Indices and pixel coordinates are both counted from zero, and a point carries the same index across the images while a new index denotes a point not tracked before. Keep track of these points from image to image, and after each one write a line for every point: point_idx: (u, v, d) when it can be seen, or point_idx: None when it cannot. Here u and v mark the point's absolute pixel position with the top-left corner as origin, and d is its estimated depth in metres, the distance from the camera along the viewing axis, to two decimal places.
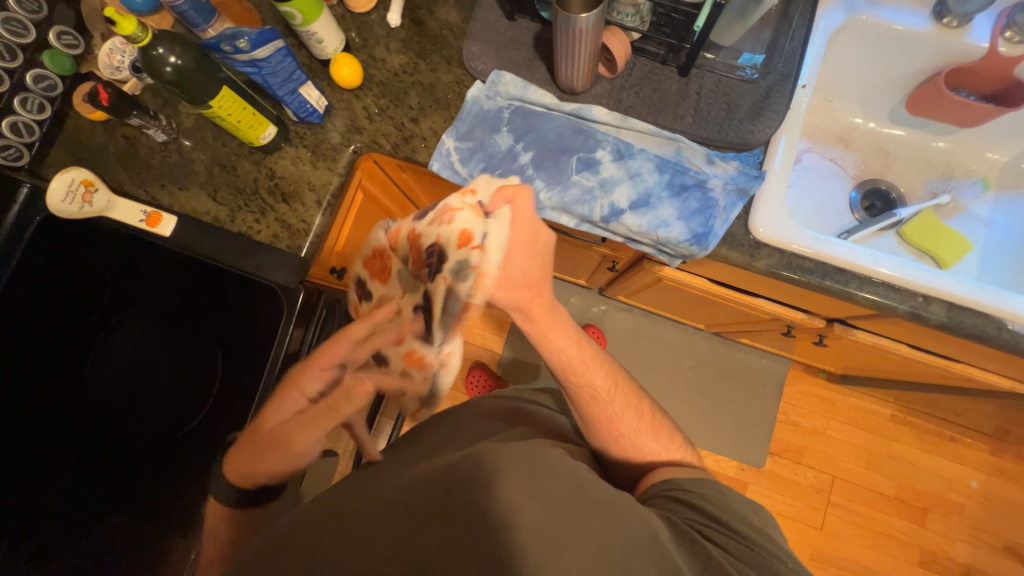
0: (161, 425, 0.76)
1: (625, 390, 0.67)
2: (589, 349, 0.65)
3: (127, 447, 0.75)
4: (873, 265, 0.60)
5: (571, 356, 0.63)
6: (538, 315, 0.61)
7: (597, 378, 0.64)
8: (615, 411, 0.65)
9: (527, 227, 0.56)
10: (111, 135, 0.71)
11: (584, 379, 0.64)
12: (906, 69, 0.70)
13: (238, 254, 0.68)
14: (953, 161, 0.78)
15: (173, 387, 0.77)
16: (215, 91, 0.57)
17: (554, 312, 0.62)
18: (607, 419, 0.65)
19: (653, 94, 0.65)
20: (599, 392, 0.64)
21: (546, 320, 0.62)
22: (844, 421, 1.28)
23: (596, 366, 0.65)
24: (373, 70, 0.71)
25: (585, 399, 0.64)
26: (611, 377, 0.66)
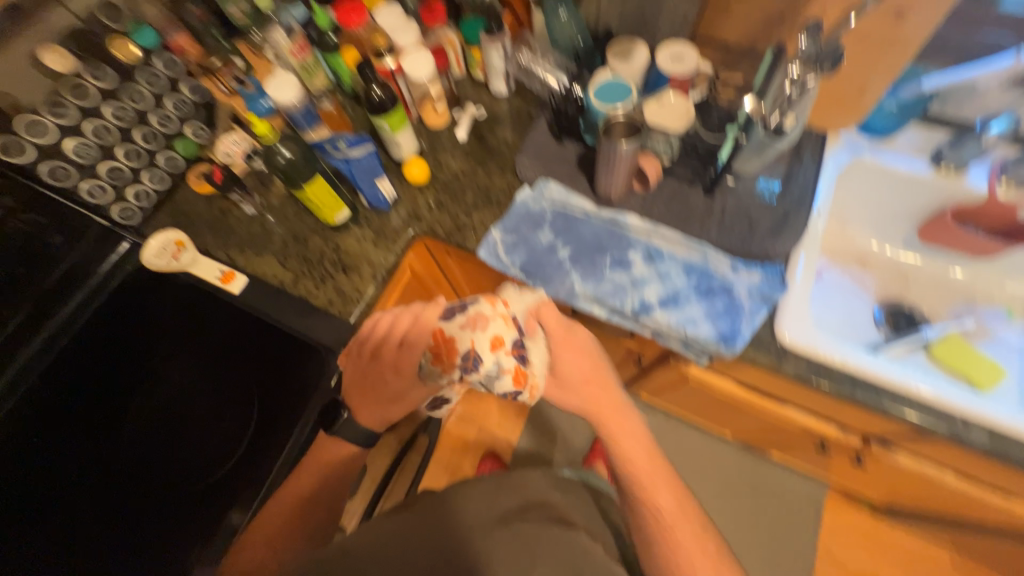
0: (180, 479, 0.74)
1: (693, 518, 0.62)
2: (661, 464, 0.63)
3: (136, 487, 0.75)
4: (904, 380, 0.60)
5: (639, 463, 0.61)
6: (606, 416, 0.62)
7: (661, 498, 0.61)
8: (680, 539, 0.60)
9: (563, 330, 0.62)
10: (209, 205, 0.84)
11: (652, 497, 0.61)
12: (915, 204, 0.78)
13: (293, 315, 0.74)
14: (974, 288, 0.81)
15: (198, 436, 0.77)
16: (310, 178, 0.69)
17: (621, 408, 0.63)
18: (671, 545, 0.60)
19: (682, 208, 0.73)
20: (665, 514, 0.61)
21: (613, 415, 0.62)
22: (896, 565, 1.14)
23: (666, 486, 0.62)
24: (438, 171, 0.83)
25: (647, 518, 0.61)
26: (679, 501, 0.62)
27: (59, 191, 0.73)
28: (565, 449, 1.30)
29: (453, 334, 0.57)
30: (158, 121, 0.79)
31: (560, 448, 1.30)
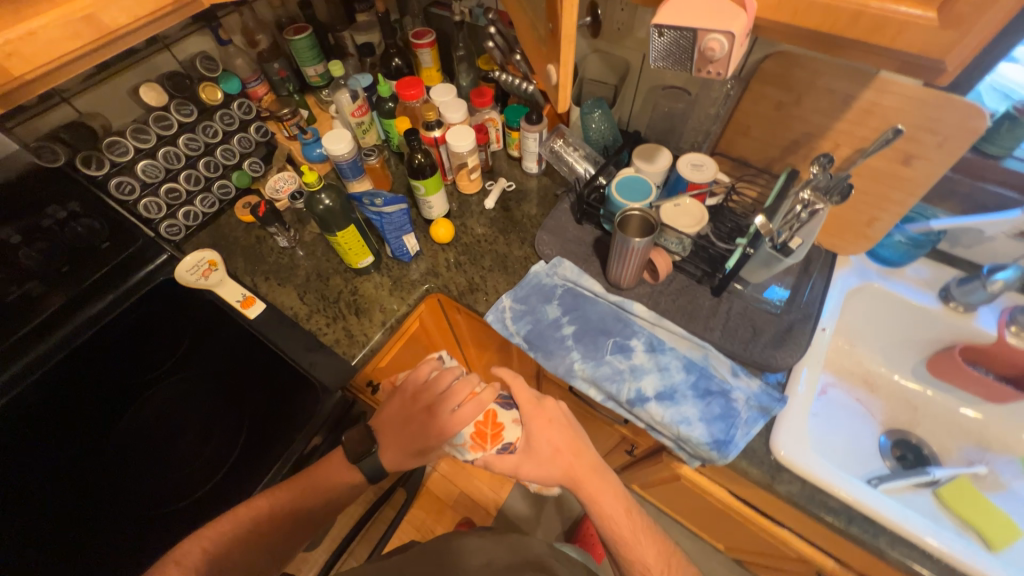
0: (147, 497, 0.72)
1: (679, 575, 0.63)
2: (640, 521, 0.66)
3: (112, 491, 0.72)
4: (904, 522, 0.57)
5: (620, 528, 0.64)
6: (587, 482, 0.65)
7: (648, 555, 0.63)
8: None
9: (533, 407, 0.66)
10: (248, 233, 0.90)
11: (636, 555, 0.63)
12: (923, 336, 0.78)
13: (298, 348, 0.77)
14: (986, 432, 0.78)
15: (174, 455, 0.77)
16: (343, 225, 0.74)
17: (598, 469, 0.66)
18: None
19: (687, 304, 0.76)
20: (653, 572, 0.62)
21: (591, 476, 0.65)
22: None
23: (647, 541, 0.64)
24: (462, 233, 0.89)
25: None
26: (664, 558, 0.64)
27: (120, 204, 0.80)
28: (546, 530, 1.22)
29: (504, 422, 0.62)
30: (222, 154, 0.87)
31: (541, 527, 1.23)
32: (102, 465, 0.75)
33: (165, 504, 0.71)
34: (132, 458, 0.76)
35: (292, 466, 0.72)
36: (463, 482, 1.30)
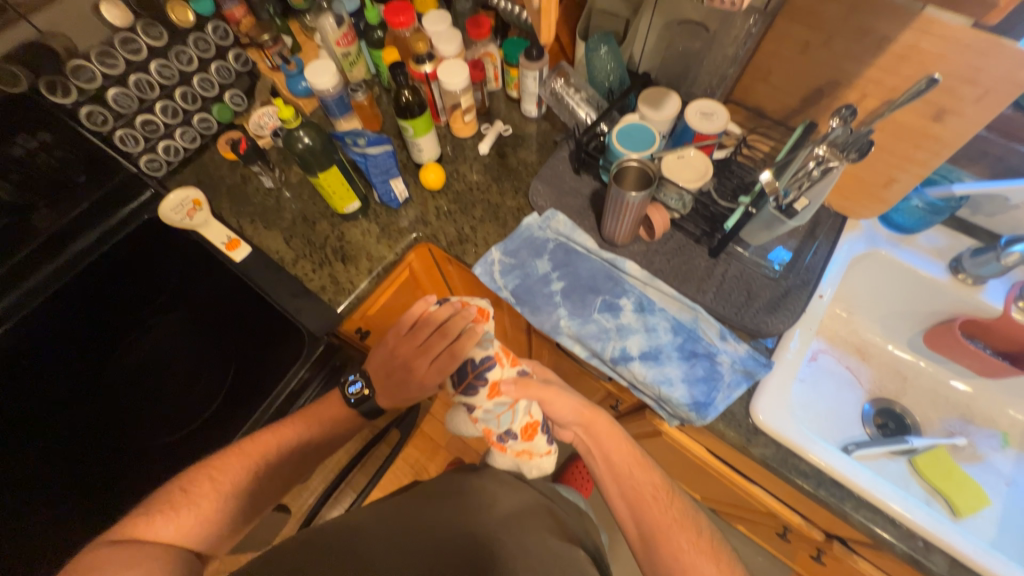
0: (146, 431, 0.82)
1: (679, 506, 0.68)
2: (641, 454, 0.71)
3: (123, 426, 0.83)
4: (874, 489, 0.58)
5: (626, 459, 0.70)
6: (595, 425, 0.71)
7: (650, 485, 0.69)
8: (670, 526, 0.65)
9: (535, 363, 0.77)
10: (233, 172, 0.87)
11: (643, 476, 0.69)
12: (925, 307, 0.75)
13: (285, 293, 0.76)
14: (973, 405, 0.77)
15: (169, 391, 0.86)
16: (326, 166, 0.70)
17: (599, 414, 0.72)
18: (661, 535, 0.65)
19: (682, 265, 0.73)
20: (659, 486, 0.69)
21: (596, 419, 0.71)
22: None
23: (648, 471, 0.70)
24: (454, 180, 0.84)
25: (648, 499, 0.67)
26: (665, 489, 0.69)
27: (94, 134, 0.76)
28: None
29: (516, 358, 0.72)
30: (199, 84, 0.82)
31: None
32: (106, 398, 0.85)
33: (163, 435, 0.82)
34: (132, 392, 0.86)
35: (280, 405, 0.76)
36: (454, 426, 1.35)
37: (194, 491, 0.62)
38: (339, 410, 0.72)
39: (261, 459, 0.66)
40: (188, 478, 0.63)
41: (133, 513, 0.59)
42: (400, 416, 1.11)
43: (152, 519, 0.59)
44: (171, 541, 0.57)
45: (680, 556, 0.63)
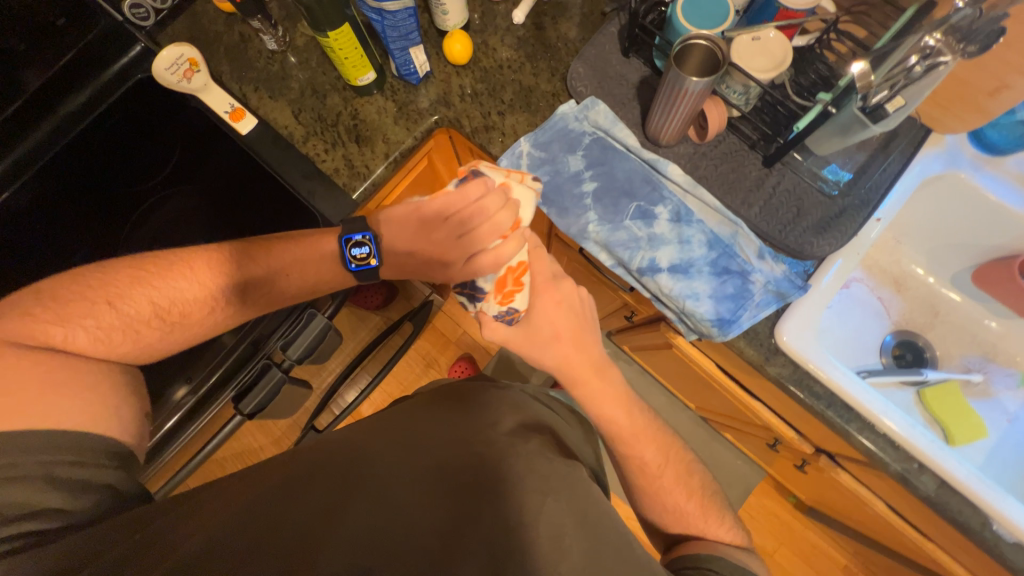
0: None
1: (678, 466, 0.59)
2: (641, 420, 0.59)
3: None
4: (882, 414, 0.59)
5: (617, 426, 0.58)
6: (585, 380, 0.56)
7: (647, 453, 0.58)
8: (662, 485, 0.58)
9: (544, 282, 0.57)
10: (230, 27, 0.75)
11: (633, 448, 0.58)
12: (985, 240, 0.69)
13: (296, 174, 0.71)
14: (1000, 345, 0.75)
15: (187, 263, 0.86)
16: (337, 25, 0.60)
17: (601, 369, 0.57)
18: (651, 491, 0.59)
19: (730, 173, 0.66)
20: (648, 464, 0.58)
21: (590, 375, 0.57)
22: (794, 552, 1.25)
23: (647, 439, 0.58)
24: (482, 54, 0.73)
25: (631, 468, 0.59)
26: (663, 450, 0.59)
27: None
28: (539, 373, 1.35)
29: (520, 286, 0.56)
30: None
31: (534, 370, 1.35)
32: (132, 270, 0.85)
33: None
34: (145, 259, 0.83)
35: None
36: (465, 324, 1.38)
37: (123, 306, 0.55)
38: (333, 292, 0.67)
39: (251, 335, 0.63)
40: (81, 288, 0.55)
41: (49, 311, 0.52)
42: (413, 310, 1.13)
43: (92, 318, 0.53)
44: (99, 355, 0.53)
45: (671, 509, 0.58)
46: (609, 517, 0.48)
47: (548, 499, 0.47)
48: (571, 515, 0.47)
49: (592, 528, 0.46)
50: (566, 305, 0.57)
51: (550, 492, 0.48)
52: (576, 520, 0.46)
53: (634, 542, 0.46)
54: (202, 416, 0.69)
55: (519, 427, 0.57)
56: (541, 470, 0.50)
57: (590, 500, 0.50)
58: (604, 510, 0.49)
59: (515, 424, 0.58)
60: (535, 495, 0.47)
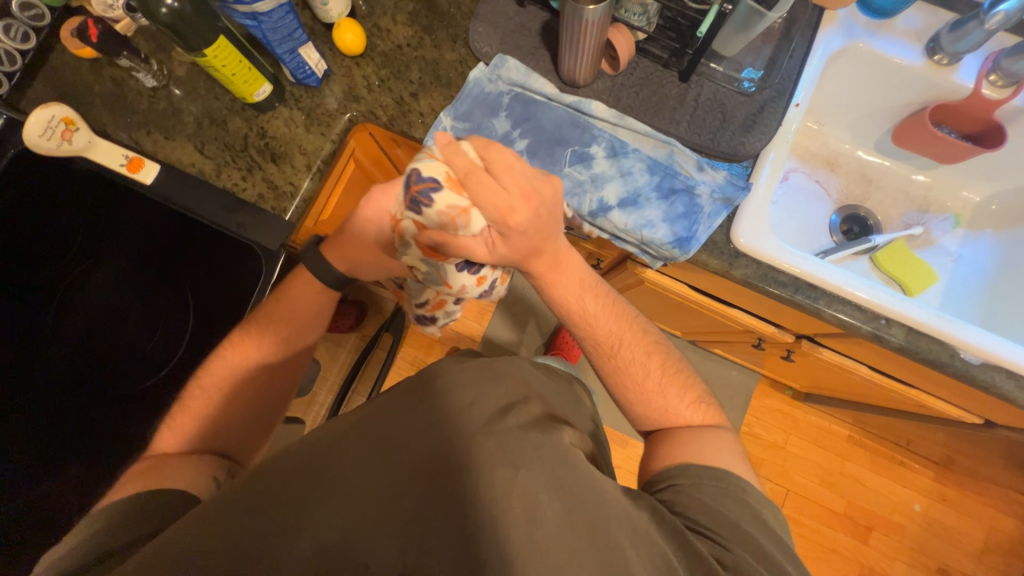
0: (116, 385, 0.74)
1: (643, 337, 0.61)
2: (600, 304, 0.60)
3: (88, 390, 0.73)
4: (844, 284, 0.62)
5: (573, 308, 0.59)
6: (541, 266, 0.56)
7: (602, 331, 0.60)
8: (620, 365, 0.60)
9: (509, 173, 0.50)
10: (99, 74, 0.68)
11: (588, 330, 0.60)
12: (895, 101, 0.73)
13: (222, 211, 0.67)
14: (930, 196, 0.81)
15: (122, 345, 0.75)
16: (212, 39, 0.55)
17: (559, 258, 0.57)
18: (612, 371, 0.60)
19: (652, 96, 0.67)
20: (602, 343, 0.60)
21: (548, 265, 0.57)
22: (804, 437, 1.33)
23: (603, 317, 0.60)
24: (377, 39, 0.70)
25: (589, 350, 0.61)
26: (620, 328, 0.60)
27: None
28: (531, 345, 1.35)
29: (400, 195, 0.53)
30: None
31: (524, 344, 1.35)
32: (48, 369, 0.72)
33: (130, 386, 0.74)
34: (86, 345, 0.74)
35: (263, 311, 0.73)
36: None
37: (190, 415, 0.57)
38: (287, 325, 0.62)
39: (221, 391, 0.59)
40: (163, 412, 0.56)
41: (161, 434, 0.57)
42: (388, 320, 1.10)
43: (157, 448, 0.56)
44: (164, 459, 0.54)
45: (631, 387, 0.60)
46: (587, 475, 0.46)
47: (523, 471, 0.44)
48: (547, 484, 0.44)
49: (570, 496, 0.44)
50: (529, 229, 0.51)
51: (529, 464, 0.44)
52: (554, 491, 0.43)
53: (607, 502, 0.45)
54: None
55: (505, 401, 0.51)
56: (511, 443, 0.46)
57: (572, 467, 0.46)
58: (586, 467, 0.47)
59: (502, 398, 0.51)
60: (506, 470, 0.43)
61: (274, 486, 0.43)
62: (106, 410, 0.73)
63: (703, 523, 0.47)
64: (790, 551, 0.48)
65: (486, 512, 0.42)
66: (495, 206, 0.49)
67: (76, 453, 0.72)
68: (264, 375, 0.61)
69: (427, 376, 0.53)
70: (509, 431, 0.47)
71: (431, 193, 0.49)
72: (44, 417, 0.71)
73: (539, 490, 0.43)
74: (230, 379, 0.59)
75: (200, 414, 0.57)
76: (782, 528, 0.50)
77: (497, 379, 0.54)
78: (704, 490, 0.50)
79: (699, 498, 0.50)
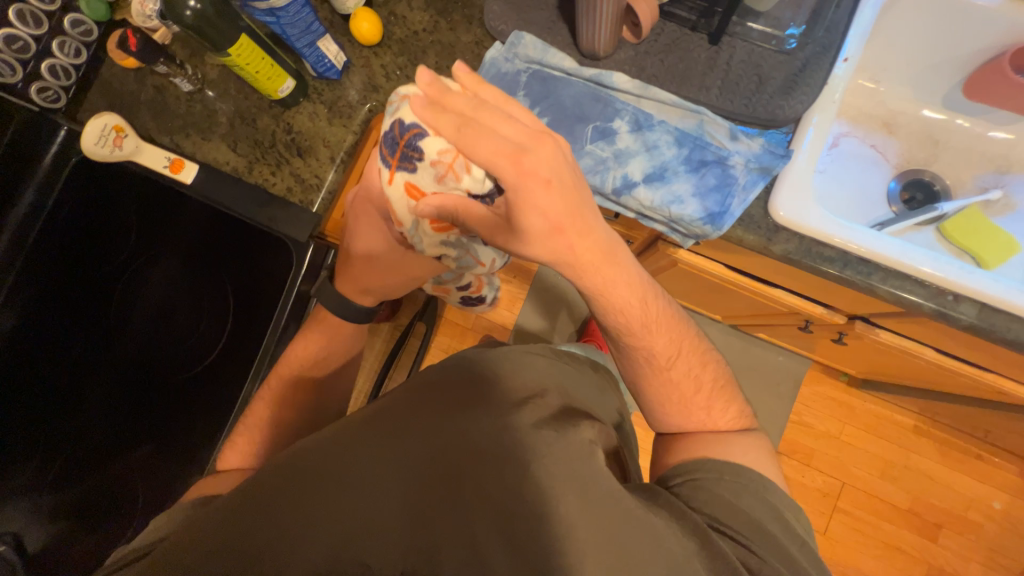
0: (169, 374, 0.81)
1: (693, 347, 0.58)
2: (657, 311, 0.55)
3: (148, 378, 0.80)
4: (902, 257, 0.55)
5: (631, 319, 0.54)
6: (592, 271, 0.50)
7: (659, 343, 0.56)
8: (671, 377, 0.57)
9: (509, 162, 0.44)
10: (141, 83, 0.72)
11: (645, 341, 0.55)
12: (967, 48, 0.64)
13: (255, 206, 0.70)
14: (1011, 154, 0.71)
15: (172, 337, 0.81)
16: (234, 38, 0.57)
17: (612, 252, 0.50)
18: (662, 384, 0.57)
19: (679, 62, 0.63)
20: (657, 356, 0.56)
21: (604, 267, 0.50)
22: (861, 427, 1.23)
23: (661, 328, 0.56)
24: (394, 26, 0.69)
25: (639, 361, 0.57)
26: (675, 341, 0.57)
27: None
28: (563, 332, 1.33)
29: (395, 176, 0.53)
30: None
31: (556, 331, 1.34)
32: (112, 360, 0.80)
33: (182, 374, 0.80)
34: (142, 337, 0.81)
35: (297, 302, 0.76)
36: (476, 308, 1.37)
37: None
38: None
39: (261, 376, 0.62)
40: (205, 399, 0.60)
41: None
42: (420, 308, 1.12)
43: None
44: None
45: (677, 400, 0.56)
46: (603, 471, 0.45)
47: (536, 466, 0.43)
48: (562, 478, 0.43)
49: (585, 491, 0.43)
50: (555, 185, 0.46)
51: (543, 457, 0.44)
52: (570, 485, 0.43)
53: (624, 497, 0.44)
54: (230, 424, 0.75)
55: (522, 395, 0.52)
56: (524, 440, 0.45)
57: (588, 464, 0.45)
58: (602, 465, 0.46)
59: (519, 391, 0.52)
60: (519, 463, 0.44)
61: (301, 469, 0.44)
62: (163, 397, 0.80)
63: (724, 520, 0.46)
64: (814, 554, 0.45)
65: (501, 502, 0.42)
66: (504, 158, 0.44)
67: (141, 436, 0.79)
68: None
69: (446, 370, 0.54)
70: (526, 434, 0.46)
71: (418, 141, 0.49)
72: (114, 403, 0.79)
73: (553, 481, 0.43)
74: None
75: None
76: (805, 529, 0.48)
77: (517, 372, 0.54)
78: (723, 487, 0.48)
79: (721, 495, 0.48)
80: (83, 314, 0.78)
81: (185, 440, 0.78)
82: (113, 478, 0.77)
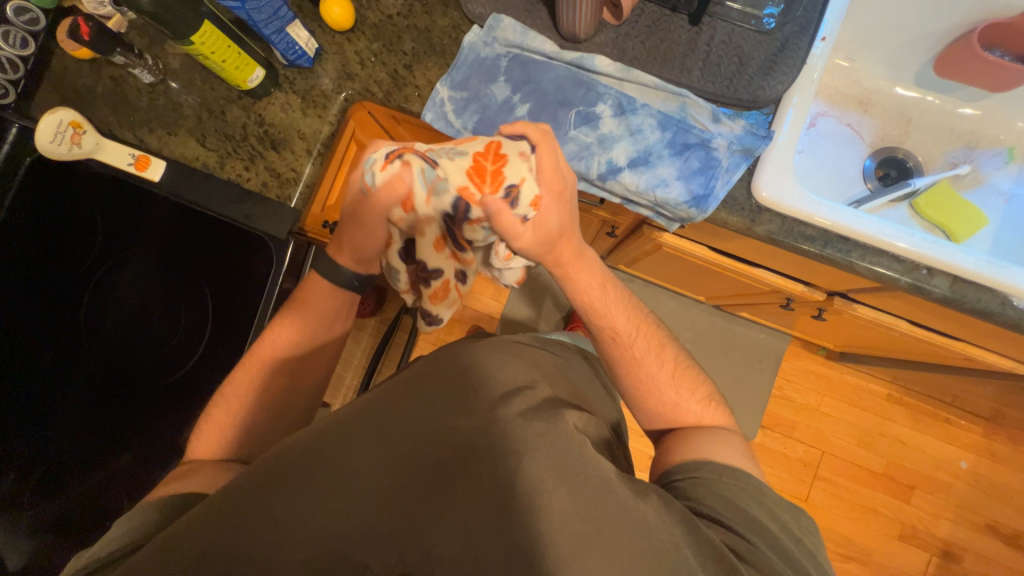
0: (153, 371, 0.80)
1: (653, 336, 0.62)
2: (616, 295, 0.61)
3: (130, 377, 0.79)
4: (878, 234, 0.57)
5: (592, 299, 0.60)
6: (564, 257, 0.57)
7: (620, 323, 0.61)
8: (636, 357, 0.60)
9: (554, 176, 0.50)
10: (97, 74, 0.67)
11: (605, 320, 0.61)
12: (940, 26, 0.66)
13: (230, 202, 0.68)
14: (979, 130, 0.73)
15: (154, 334, 0.80)
16: (198, 26, 0.54)
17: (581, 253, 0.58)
18: (628, 364, 0.61)
19: (660, 44, 0.62)
20: (620, 334, 0.61)
21: (573, 259, 0.57)
22: (839, 399, 1.28)
23: (621, 310, 0.61)
24: (367, 11, 0.67)
25: (606, 340, 0.61)
26: (636, 322, 0.62)
27: None
28: (550, 319, 1.34)
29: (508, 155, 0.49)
30: None
31: (544, 317, 1.34)
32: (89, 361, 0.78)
33: (167, 370, 0.80)
34: (120, 336, 0.80)
35: (278, 300, 0.74)
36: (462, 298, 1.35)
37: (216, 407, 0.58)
38: (298, 315, 0.62)
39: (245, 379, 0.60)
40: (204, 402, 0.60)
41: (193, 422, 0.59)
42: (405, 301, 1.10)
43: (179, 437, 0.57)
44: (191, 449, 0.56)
45: (645, 380, 0.60)
46: (596, 462, 0.45)
47: (526, 458, 0.43)
48: (552, 472, 0.43)
49: (575, 484, 0.43)
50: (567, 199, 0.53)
51: (536, 449, 0.44)
52: (561, 479, 0.43)
53: (616, 487, 0.44)
54: None
55: (511, 386, 0.52)
56: (516, 435, 0.45)
57: (579, 455, 0.45)
58: (594, 454, 0.46)
59: (511, 381, 0.52)
60: (511, 458, 0.43)
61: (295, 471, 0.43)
62: (148, 394, 0.80)
63: (717, 514, 0.47)
64: (808, 550, 0.46)
65: (496, 500, 0.41)
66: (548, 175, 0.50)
67: (127, 441, 0.78)
68: (280, 363, 0.62)
69: (438, 361, 0.55)
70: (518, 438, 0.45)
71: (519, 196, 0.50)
72: (97, 404, 0.78)
73: (545, 477, 0.43)
74: (258, 370, 0.61)
75: (227, 399, 0.60)
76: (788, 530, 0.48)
77: (511, 364, 0.55)
78: (720, 483, 0.49)
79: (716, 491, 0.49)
80: (51, 315, 0.75)
81: (170, 443, 0.77)
82: (96, 486, 0.75)
